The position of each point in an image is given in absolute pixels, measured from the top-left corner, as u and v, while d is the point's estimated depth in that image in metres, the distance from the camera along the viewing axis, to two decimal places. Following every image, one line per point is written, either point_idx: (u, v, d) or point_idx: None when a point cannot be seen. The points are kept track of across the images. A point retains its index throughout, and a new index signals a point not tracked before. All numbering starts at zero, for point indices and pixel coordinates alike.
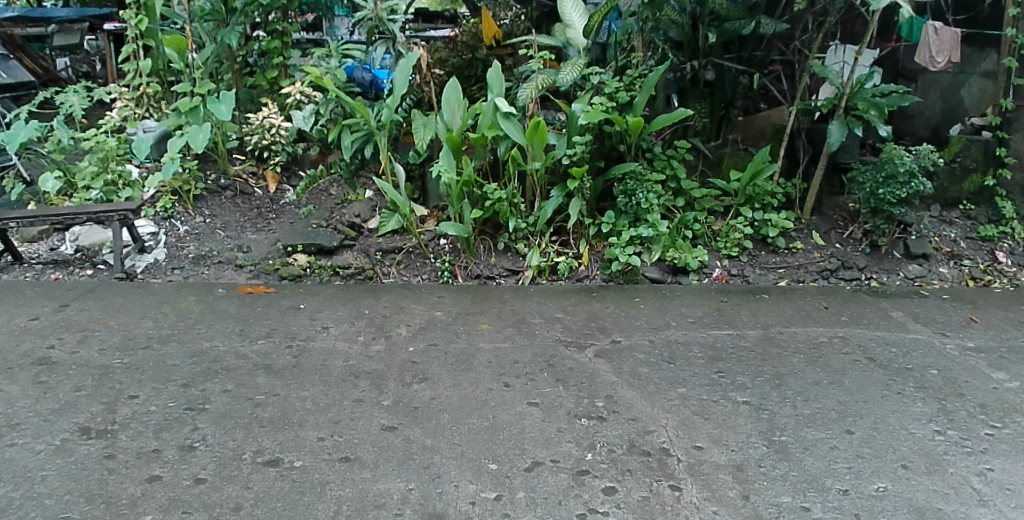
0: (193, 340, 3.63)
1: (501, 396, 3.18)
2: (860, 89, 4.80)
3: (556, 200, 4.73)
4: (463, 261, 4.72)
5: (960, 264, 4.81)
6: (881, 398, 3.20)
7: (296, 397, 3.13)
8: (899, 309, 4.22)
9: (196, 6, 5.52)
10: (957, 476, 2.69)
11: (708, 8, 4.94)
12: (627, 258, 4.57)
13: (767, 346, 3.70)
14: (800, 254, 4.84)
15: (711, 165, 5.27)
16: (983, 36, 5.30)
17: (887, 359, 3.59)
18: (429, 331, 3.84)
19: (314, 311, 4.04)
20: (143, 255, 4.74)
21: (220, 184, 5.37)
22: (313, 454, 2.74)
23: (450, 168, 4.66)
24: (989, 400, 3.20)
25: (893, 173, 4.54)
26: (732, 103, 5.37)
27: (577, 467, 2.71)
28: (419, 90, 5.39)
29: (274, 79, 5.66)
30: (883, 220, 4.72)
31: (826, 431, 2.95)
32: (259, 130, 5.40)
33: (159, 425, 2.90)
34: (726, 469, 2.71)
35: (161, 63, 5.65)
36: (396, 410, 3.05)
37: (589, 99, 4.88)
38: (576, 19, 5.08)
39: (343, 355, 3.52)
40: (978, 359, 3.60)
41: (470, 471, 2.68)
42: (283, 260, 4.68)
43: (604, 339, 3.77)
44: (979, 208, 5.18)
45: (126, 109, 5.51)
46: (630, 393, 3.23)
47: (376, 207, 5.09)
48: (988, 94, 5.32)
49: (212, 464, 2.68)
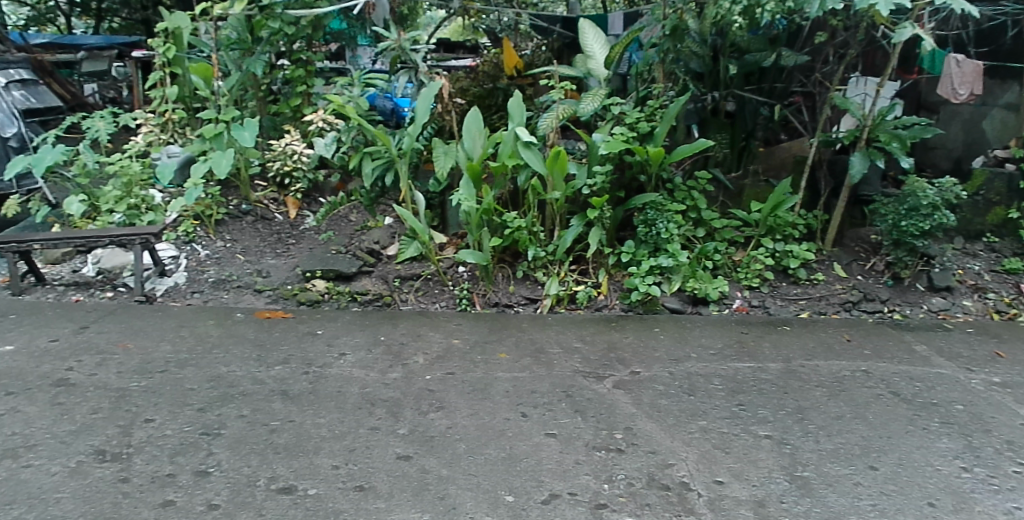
0: (210, 365, 3.62)
1: (519, 427, 3.14)
2: (882, 120, 4.78)
3: (575, 230, 4.74)
4: (481, 289, 4.70)
5: (984, 297, 4.74)
6: (906, 434, 3.13)
7: (312, 423, 3.11)
8: (923, 343, 4.14)
9: (222, 35, 5.56)
10: (985, 515, 2.60)
11: (730, 40, 4.93)
12: (647, 288, 4.52)
13: (789, 379, 3.64)
14: (822, 285, 4.78)
15: (731, 196, 5.24)
16: (1006, 68, 5.36)
17: (911, 394, 3.51)
18: (447, 359, 3.81)
19: (332, 337, 4.04)
20: (163, 278, 4.76)
21: (242, 209, 5.41)
22: (328, 482, 2.71)
23: (470, 197, 4.63)
24: (1017, 437, 3.12)
25: (916, 205, 4.52)
26: (753, 134, 5.31)
27: (595, 500, 2.66)
28: (441, 119, 5.32)
29: (297, 107, 5.76)
30: (906, 252, 4.66)
31: (849, 467, 2.88)
32: (281, 156, 5.47)
33: (175, 450, 2.88)
34: (747, 504, 2.65)
35: (187, 89, 5.73)
36: (412, 439, 3.02)
37: (611, 129, 4.90)
38: (598, 50, 5.11)
39: (359, 382, 3.50)
40: (1005, 395, 3.51)
41: (485, 503, 2.63)
42: (302, 285, 4.68)
43: (623, 371, 3.72)
44: (1003, 240, 5.15)
45: (151, 134, 5.58)
46: (648, 425, 3.18)
47: (396, 234, 5.13)
48: (1011, 126, 5.39)
49: (226, 490, 2.65)
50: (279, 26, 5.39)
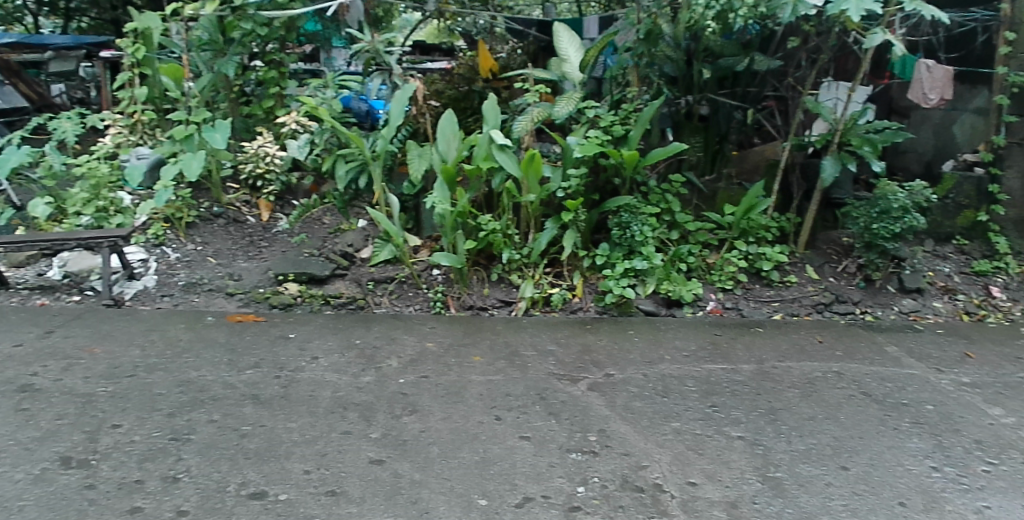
0: (180, 369, 3.57)
1: (492, 430, 3.13)
2: (853, 124, 4.83)
3: (550, 232, 4.72)
4: (456, 292, 4.69)
5: (954, 298, 4.81)
6: (877, 434, 3.16)
7: (283, 428, 3.08)
8: (894, 344, 4.19)
9: (194, 36, 5.51)
10: (955, 513, 2.64)
11: (702, 45, 4.99)
12: (622, 290, 4.55)
13: (762, 381, 3.66)
14: (794, 287, 4.82)
15: (705, 199, 5.28)
16: (976, 73, 5.46)
17: (882, 394, 3.55)
18: (421, 362, 3.79)
19: (304, 341, 4.00)
20: (132, 281, 4.69)
21: (214, 211, 5.35)
22: (299, 488, 2.68)
23: (444, 200, 4.63)
24: (986, 437, 3.17)
25: (887, 208, 4.57)
26: (726, 137, 5.36)
27: (569, 503, 2.66)
28: (415, 121, 5.32)
29: (270, 109, 5.70)
30: (877, 254, 4.72)
31: (821, 467, 2.90)
32: (253, 158, 5.43)
33: (143, 455, 2.84)
34: (720, 505, 2.66)
35: (157, 90, 5.63)
36: (385, 443, 3.00)
37: (585, 132, 4.92)
38: (573, 53, 5.14)
39: (331, 386, 3.47)
40: (974, 395, 3.57)
41: (458, 507, 2.62)
42: (274, 289, 4.63)
43: (597, 373, 3.72)
44: (972, 243, 5.23)
45: (120, 136, 5.53)
46: (623, 427, 3.18)
47: (370, 237, 5.08)
48: (980, 131, 5.44)
49: (196, 496, 2.61)
50: (251, 27, 5.35)
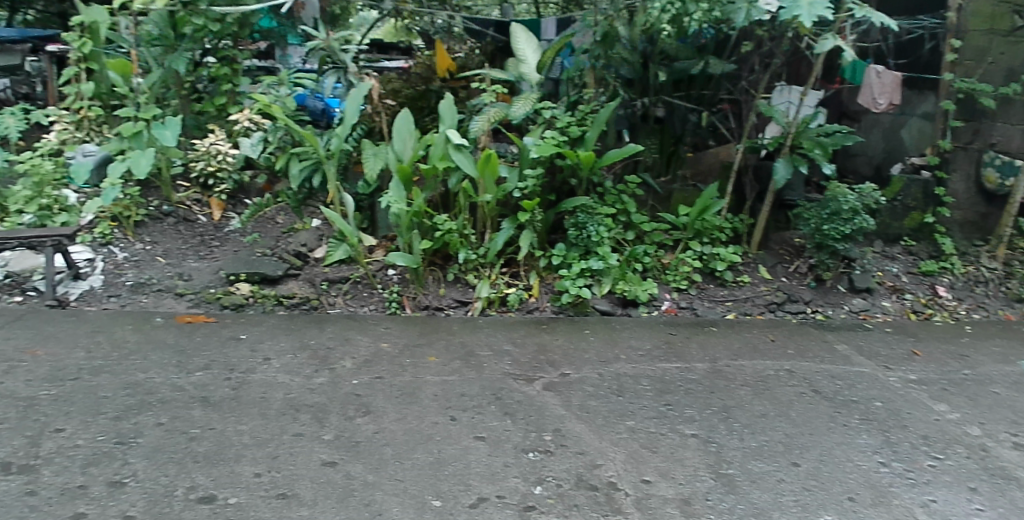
0: (127, 371, 3.49)
1: (447, 430, 3.12)
2: (805, 128, 4.92)
3: (506, 232, 4.76)
4: (412, 292, 4.66)
5: (902, 297, 4.94)
6: (827, 431, 3.22)
7: (233, 430, 3.02)
8: (844, 342, 4.29)
9: (143, 31, 5.45)
10: (901, 508, 2.70)
11: (658, 48, 5.03)
12: (578, 290, 4.58)
13: (715, 379, 3.71)
14: (747, 287, 4.91)
15: (661, 200, 5.33)
16: (923, 79, 5.61)
17: (832, 392, 3.62)
18: (375, 363, 3.76)
19: (256, 342, 3.94)
20: (77, 281, 4.56)
21: (163, 210, 5.25)
22: (249, 491, 2.64)
23: (399, 199, 4.59)
24: (931, 432, 3.26)
25: (837, 210, 4.68)
26: (681, 139, 5.49)
27: (524, 503, 2.66)
28: (371, 119, 5.31)
29: (222, 106, 5.61)
30: (828, 255, 4.82)
31: (772, 464, 2.95)
32: (204, 156, 5.34)
33: (87, 460, 2.77)
34: (673, 502, 2.69)
35: (105, 86, 5.53)
36: (338, 445, 2.96)
37: (542, 133, 4.93)
38: (530, 54, 5.15)
39: (283, 387, 3.42)
40: (920, 391, 3.66)
41: (412, 509, 2.60)
42: (226, 289, 4.55)
43: (553, 372, 3.73)
44: (919, 244, 5.37)
45: (66, 132, 5.39)
46: (578, 426, 3.20)
47: (323, 237, 5.06)
48: (927, 135, 5.60)
49: (142, 501, 2.56)
50: (202, 22, 5.23)
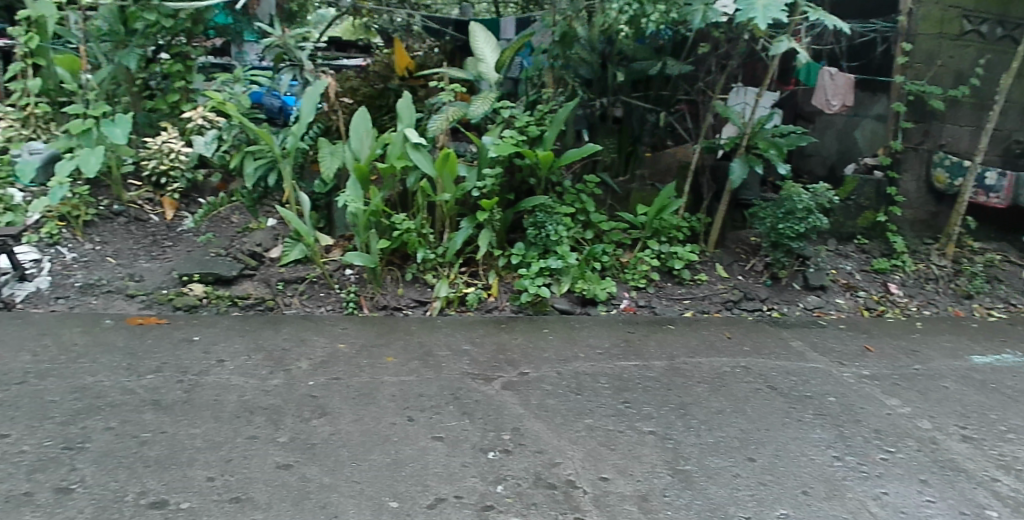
0: (75, 375, 3.41)
1: (405, 431, 3.10)
2: (760, 128, 5.00)
3: (465, 232, 4.72)
4: (369, 292, 4.63)
5: (855, 295, 5.04)
6: (782, 426, 3.28)
7: (185, 434, 2.97)
8: (798, 339, 4.37)
9: (93, 26, 5.27)
10: (854, 501, 2.76)
11: (617, 48, 5.11)
12: (537, 289, 4.58)
13: (672, 376, 3.76)
14: (704, 285, 4.97)
15: (619, 199, 5.37)
16: (876, 81, 5.67)
17: (787, 387, 3.69)
18: (331, 364, 3.73)
19: (209, 344, 3.88)
20: (23, 283, 4.41)
21: (113, 210, 5.14)
22: (201, 495, 2.60)
23: (357, 198, 4.55)
24: (884, 426, 3.34)
25: (792, 209, 4.75)
26: (639, 140, 5.48)
27: (482, 502, 2.66)
28: (328, 118, 5.26)
29: (175, 103, 5.53)
30: (783, 253, 4.90)
31: (728, 459, 3.00)
32: (156, 154, 5.24)
33: (33, 467, 2.69)
34: (631, 499, 2.71)
35: (52, 82, 5.38)
36: (294, 447, 2.93)
37: (500, 132, 4.93)
38: (489, 54, 5.15)
39: (237, 389, 3.38)
40: (873, 386, 3.75)
41: (369, 510, 2.59)
42: (178, 290, 4.47)
43: (512, 371, 3.74)
44: (872, 242, 5.50)
45: (11, 130, 5.25)
46: (537, 425, 3.20)
47: (279, 236, 5.02)
48: (879, 137, 5.68)
49: (91, 507, 2.50)
50: (154, 18, 5.14)
